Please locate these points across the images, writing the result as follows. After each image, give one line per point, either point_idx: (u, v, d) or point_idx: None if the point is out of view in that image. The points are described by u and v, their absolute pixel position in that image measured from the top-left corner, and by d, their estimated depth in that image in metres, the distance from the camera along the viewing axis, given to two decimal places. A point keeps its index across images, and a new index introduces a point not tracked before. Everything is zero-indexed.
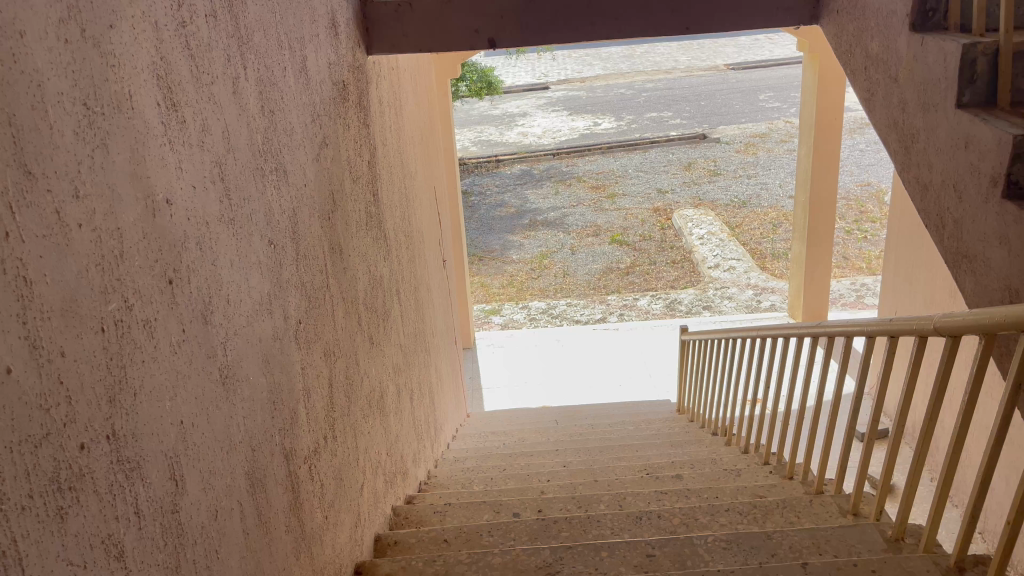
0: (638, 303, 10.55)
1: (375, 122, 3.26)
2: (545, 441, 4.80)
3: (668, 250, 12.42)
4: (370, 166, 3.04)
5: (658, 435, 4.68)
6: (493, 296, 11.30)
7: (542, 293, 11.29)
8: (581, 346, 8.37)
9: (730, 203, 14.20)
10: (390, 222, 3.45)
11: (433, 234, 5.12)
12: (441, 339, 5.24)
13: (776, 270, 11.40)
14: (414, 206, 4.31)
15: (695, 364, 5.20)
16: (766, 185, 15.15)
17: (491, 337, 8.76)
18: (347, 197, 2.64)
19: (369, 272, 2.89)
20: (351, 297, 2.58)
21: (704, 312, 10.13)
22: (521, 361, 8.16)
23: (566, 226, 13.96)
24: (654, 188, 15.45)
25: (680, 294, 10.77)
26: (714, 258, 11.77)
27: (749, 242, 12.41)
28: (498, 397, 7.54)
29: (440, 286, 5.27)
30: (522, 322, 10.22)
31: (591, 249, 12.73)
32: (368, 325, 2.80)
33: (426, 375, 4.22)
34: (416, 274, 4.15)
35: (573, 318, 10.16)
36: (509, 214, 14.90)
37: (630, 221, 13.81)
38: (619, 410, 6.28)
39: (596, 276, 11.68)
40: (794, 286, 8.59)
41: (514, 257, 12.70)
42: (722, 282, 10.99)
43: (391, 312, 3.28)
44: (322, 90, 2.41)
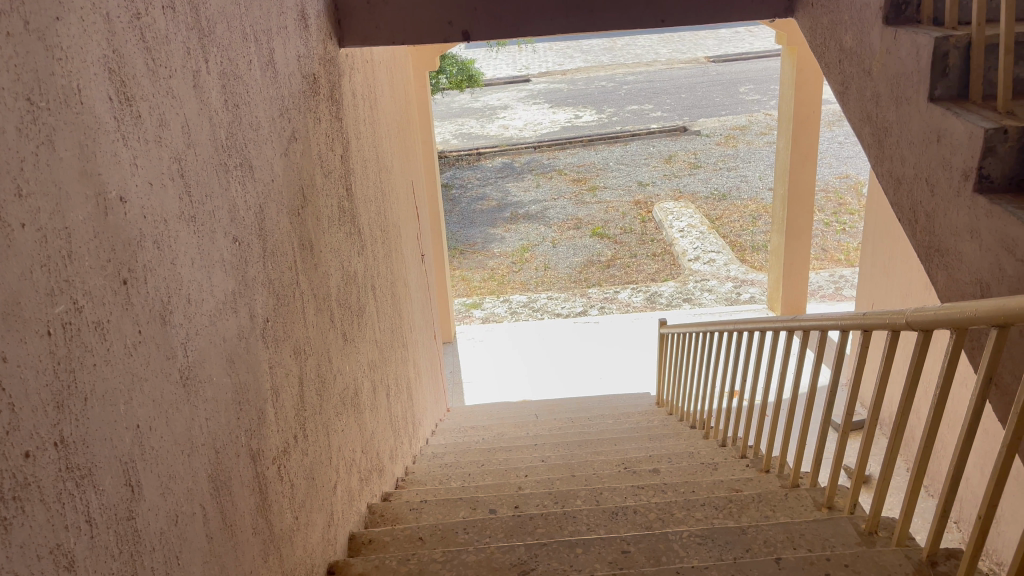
0: (619, 296, 10.57)
1: (348, 116, 3.22)
2: (523, 436, 4.78)
3: (649, 243, 12.44)
4: (342, 160, 3.00)
5: (637, 429, 4.67)
6: (474, 289, 11.27)
7: (523, 286, 11.28)
8: (562, 339, 8.37)
9: (710, 196, 14.25)
10: (364, 217, 3.41)
11: (410, 228, 5.08)
12: (420, 334, 5.21)
13: (756, 262, 11.44)
14: (390, 200, 4.28)
15: (673, 357, 5.20)
16: (746, 177, 15.20)
17: (471, 331, 8.74)
18: (318, 192, 2.60)
19: (341, 268, 2.85)
20: (322, 294, 2.54)
21: (684, 305, 10.16)
22: (501, 355, 8.15)
23: (547, 220, 13.95)
24: (635, 181, 15.46)
25: (660, 286, 10.78)
26: (694, 251, 11.79)
27: (729, 235, 12.45)
28: (478, 391, 7.52)
29: (418, 281, 5.24)
30: (503, 316, 10.20)
31: (572, 243, 12.74)
32: (341, 321, 2.76)
33: (403, 370, 4.19)
34: (392, 269, 4.12)
35: (554, 311, 10.16)
36: (490, 207, 14.87)
37: (611, 214, 13.82)
38: (599, 403, 6.27)
39: (577, 269, 11.68)
40: (773, 277, 8.62)
41: (495, 251, 12.69)
42: (702, 275, 11.03)
43: (365, 308, 3.24)
44: (291, 83, 2.37)
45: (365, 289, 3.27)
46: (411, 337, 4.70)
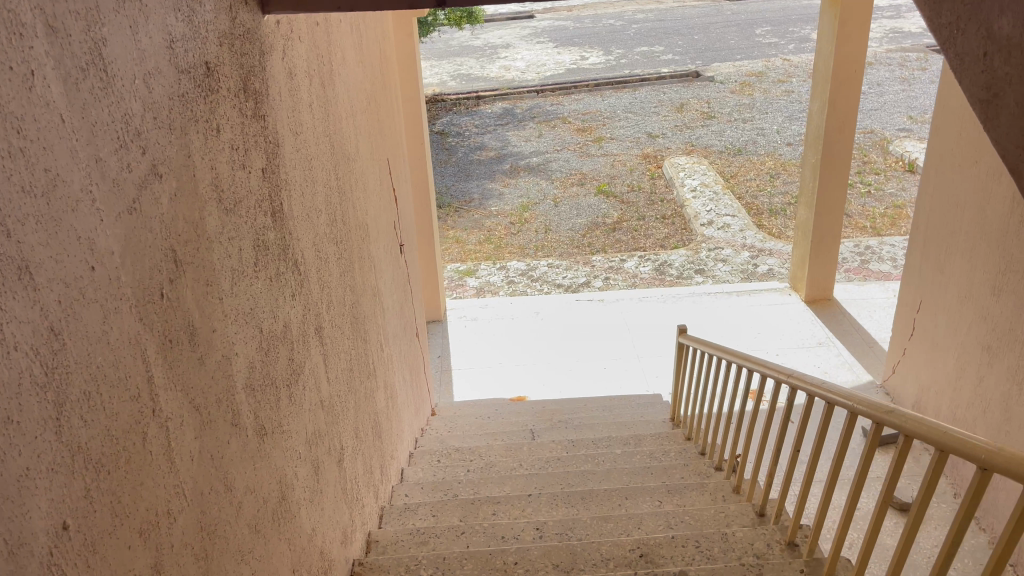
0: (626, 265, 9.73)
1: (280, 106, 2.36)
2: (516, 473, 4.04)
3: (658, 204, 11.56)
4: (264, 175, 2.15)
5: (652, 469, 3.92)
6: (469, 254, 10.43)
7: (522, 251, 10.44)
8: (563, 321, 7.61)
9: (724, 150, 13.28)
10: (305, 238, 2.57)
11: (385, 219, 4.24)
12: (396, 342, 4.43)
13: (775, 228, 10.56)
14: (354, 192, 3.43)
15: (693, 373, 4.41)
16: (763, 130, 14.18)
17: (464, 308, 7.98)
18: (213, 240, 1.77)
19: (257, 333, 2.04)
20: (217, 395, 1.73)
21: (696, 276, 9.34)
22: (495, 338, 7.40)
23: (550, 174, 13.02)
24: (644, 132, 14.45)
25: (670, 254, 9.94)
26: (708, 214, 10.90)
27: (745, 197, 11.54)
28: (469, 383, 6.78)
29: (394, 277, 4.45)
30: (499, 286, 9.39)
31: (575, 201, 11.86)
32: (255, 413, 1.96)
33: (368, 405, 3.43)
34: (354, 281, 3.32)
35: (554, 282, 9.35)
36: (489, 158, 13.91)
37: (618, 169, 12.89)
38: (603, 410, 5.52)
39: (580, 233, 10.83)
40: (796, 256, 7.81)
41: (493, 209, 11.80)
42: (715, 242, 10.18)
43: (305, 365, 2.45)
44: (155, 88, 1.52)
45: (305, 339, 2.47)
46: (383, 355, 3.94)
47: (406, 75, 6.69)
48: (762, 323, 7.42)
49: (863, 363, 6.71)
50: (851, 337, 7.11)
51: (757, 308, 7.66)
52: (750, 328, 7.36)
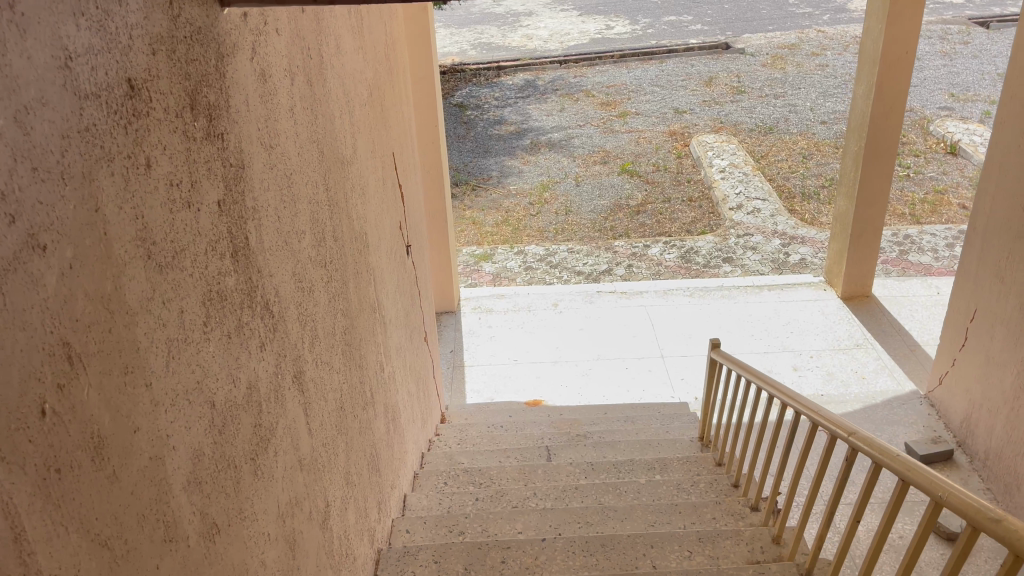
0: (650, 251, 9.27)
1: (247, 119, 1.95)
2: (529, 507, 3.67)
3: (684, 185, 11.05)
4: (220, 210, 1.75)
5: (680, 507, 3.54)
6: (485, 236, 10.02)
7: (541, 234, 10.00)
8: (583, 316, 7.21)
9: (754, 128, 12.69)
10: (282, 272, 2.17)
11: (389, 223, 3.84)
12: (402, 355, 4.06)
13: (808, 214, 10.04)
14: (348, 200, 3.02)
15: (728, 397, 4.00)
16: (795, 107, 13.53)
17: (479, 299, 7.58)
18: (138, 311, 1.37)
19: (208, 409, 1.64)
20: (139, 514, 1.35)
21: (724, 265, 8.87)
22: (511, 333, 7.02)
23: (571, 150, 12.52)
24: (670, 108, 13.86)
25: (697, 240, 9.46)
26: (737, 196, 10.40)
27: (776, 178, 11.00)
28: (481, 382, 6.41)
29: (399, 284, 4.06)
30: (516, 273, 8.97)
31: (597, 181, 11.37)
32: (200, 515, 1.58)
33: (364, 440, 3.06)
34: (347, 303, 2.93)
35: (574, 269, 8.92)
36: (509, 133, 13.41)
37: (643, 147, 12.36)
38: (624, 421, 5.12)
39: (602, 215, 10.37)
40: (833, 250, 7.32)
41: (512, 188, 11.35)
42: (744, 227, 9.68)
43: (276, 425, 2.06)
44: (39, 126, 1.12)
45: (277, 394, 2.08)
46: (385, 376, 3.56)
47: (415, 52, 6.28)
48: (794, 321, 6.97)
49: (904, 368, 6.26)
50: (891, 338, 6.65)
51: (789, 305, 7.20)
52: (782, 326, 6.92)
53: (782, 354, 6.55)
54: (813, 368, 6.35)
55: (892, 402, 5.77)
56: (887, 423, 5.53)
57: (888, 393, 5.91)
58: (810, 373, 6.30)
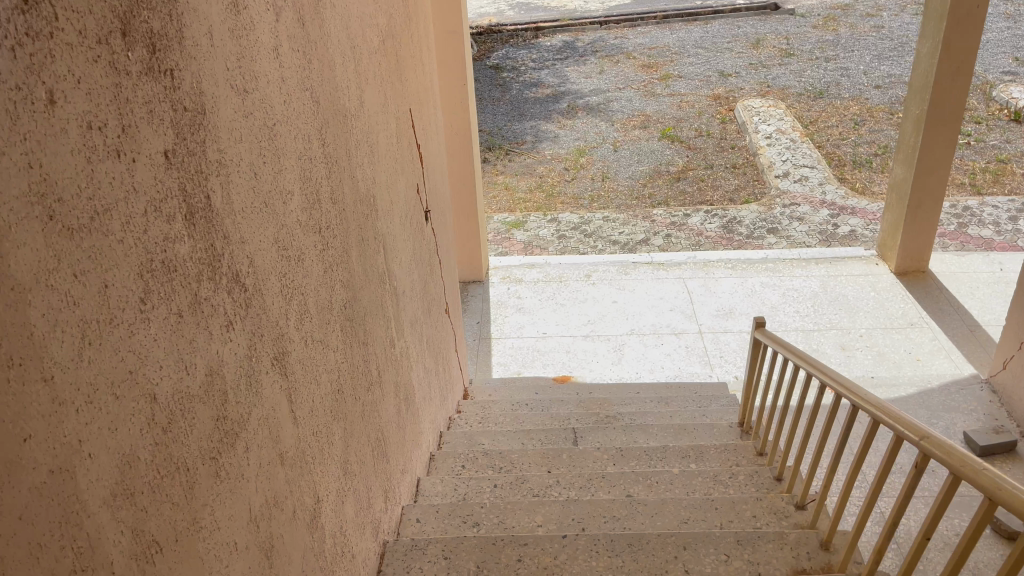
0: (690, 220, 8.85)
1: (210, 57, 1.64)
2: (551, 498, 3.38)
3: (728, 151, 10.55)
4: (168, 164, 1.45)
5: (717, 503, 3.22)
6: (518, 202, 9.68)
7: (575, 200, 9.63)
8: (618, 288, 6.86)
9: (804, 92, 12.08)
10: (259, 239, 1.87)
11: (404, 185, 3.52)
12: (418, 329, 3.77)
13: (859, 183, 9.49)
14: (352, 158, 2.71)
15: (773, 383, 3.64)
16: (847, 70, 12.84)
17: (509, 268, 7.27)
18: (32, 288, 1.08)
19: (146, 404, 1.35)
20: (32, 545, 1.06)
21: (768, 236, 8.42)
22: (541, 304, 6.70)
23: (610, 114, 12.04)
24: (715, 71, 13.26)
25: (740, 209, 9.02)
26: (783, 164, 9.89)
27: (826, 145, 10.43)
28: (509, 356, 6.12)
29: (416, 252, 3.75)
30: (549, 241, 8.62)
31: (636, 146, 10.92)
32: (133, 535, 1.30)
33: (366, 423, 2.77)
34: (349, 272, 2.63)
35: (609, 238, 8.55)
36: (546, 96, 12.96)
37: (685, 111, 11.85)
38: (658, 402, 4.80)
39: (640, 182, 9.95)
40: (887, 222, 6.85)
41: (547, 153, 10.96)
42: (790, 196, 9.19)
43: (248, 416, 1.77)
44: None
45: (250, 378, 1.79)
46: (396, 352, 3.27)
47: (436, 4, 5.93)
48: (843, 298, 6.53)
49: (962, 349, 5.81)
50: (948, 317, 6.19)
51: (838, 280, 6.76)
52: (829, 302, 6.49)
53: (829, 332, 6.14)
54: (863, 347, 5.93)
55: (950, 387, 5.35)
56: (944, 410, 5.12)
57: (945, 377, 5.48)
58: (860, 353, 5.88)
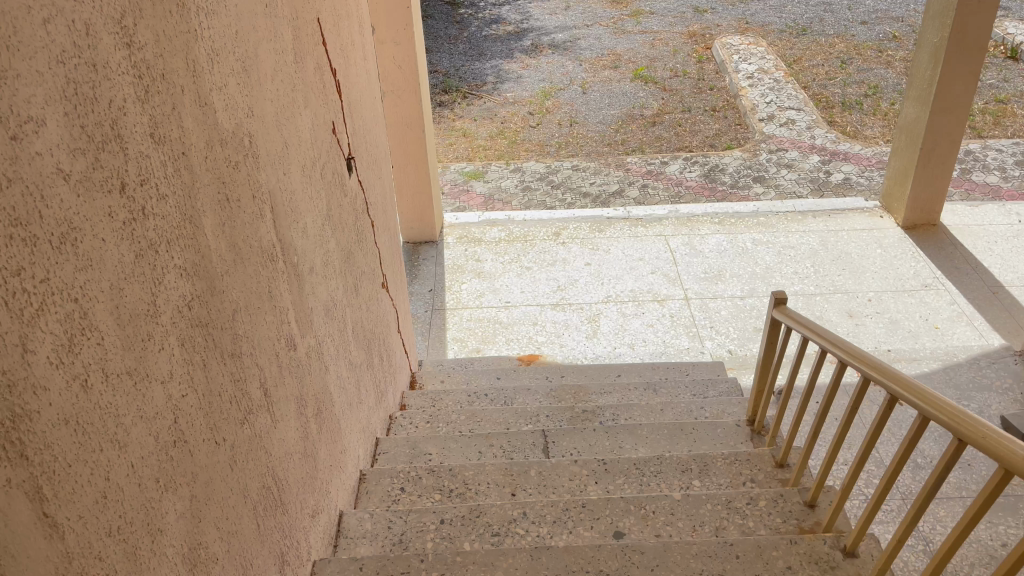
0: (668, 168, 7.99)
1: None
2: (516, 543, 2.54)
3: (706, 93, 9.61)
4: None
5: (738, 546, 2.40)
6: (477, 150, 8.71)
7: (541, 147, 8.69)
8: (591, 249, 5.99)
9: (786, 28, 11.14)
10: None
11: (308, 123, 2.56)
12: (340, 314, 2.86)
13: (850, 125, 8.65)
14: (200, 72, 1.74)
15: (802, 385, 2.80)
16: (830, 5, 11.90)
17: (466, 227, 6.34)
18: None
19: None
20: None
21: (755, 185, 7.59)
22: (504, 268, 5.82)
23: (577, 53, 11.02)
24: (690, 6, 12.25)
25: (722, 156, 8.16)
26: (768, 106, 9.03)
27: (812, 85, 9.54)
28: (466, 330, 5.24)
29: (331, 214, 2.81)
30: (513, 194, 7.71)
31: (606, 88, 9.94)
32: None
33: (239, 474, 1.86)
34: (195, 252, 1.69)
35: (578, 191, 7.66)
36: (507, 33, 11.85)
37: (658, 49, 10.87)
38: (645, 391, 3.96)
39: (612, 126, 9.03)
40: (895, 169, 6.02)
41: (509, 95, 9.95)
42: (777, 141, 8.34)
43: None
44: None
45: None
46: (298, 355, 2.35)
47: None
48: (847, 256, 5.72)
49: (987, 315, 5.06)
50: (967, 277, 5.42)
51: (840, 235, 5.95)
52: (832, 262, 5.68)
53: (834, 295, 5.34)
54: (873, 314, 5.15)
55: (980, 360, 4.59)
56: (976, 389, 4.37)
57: (971, 348, 4.73)
58: (871, 321, 5.10)
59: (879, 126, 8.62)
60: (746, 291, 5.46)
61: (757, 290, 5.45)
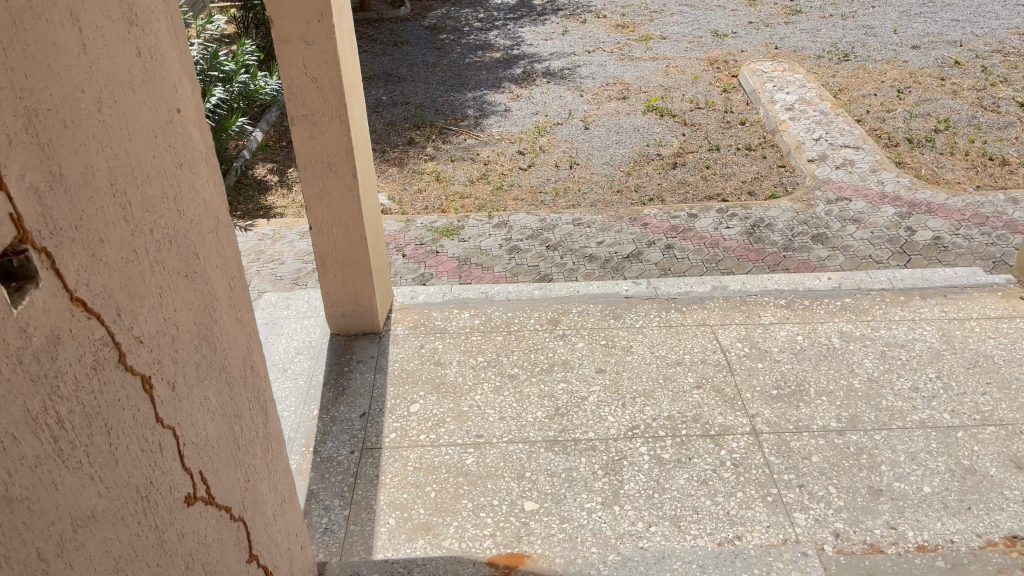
0: (697, 223, 6.14)
1: None
2: None
3: (738, 129, 7.80)
4: None
5: None
6: (453, 197, 6.88)
7: (533, 194, 6.86)
8: (603, 347, 4.09)
9: (825, 54, 9.36)
10: None
11: None
12: None
13: (924, 167, 6.80)
14: None
15: None
16: (871, 29, 10.08)
17: (427, 311, 4.45)
18: None
19: None
20: None
21: (816, 247, 5.72)
22: (476, 379, 3.91)
23: (577, 83, 9.25)
24: (706, 30, 10.52)
25: (767, 206, 6.31)
26: (816, 144, 7.21)
27: (866, 119, 7.73)
28: (411, 488, 3.30)
29: None
30: (496, 257, 5.86)
31: (612, 123, 8.14)
32: None
33: None
34: None
35: (582, 254, 5.81)
36: (494, 61, 10.10)
37: (674, 78, 9.10)
38: None
39: (623, 168, 7.21)
40: None
41: (495, 132, 8.15)
42: (836, 188, 6.49)
43: None
44: None
45: None
46: None
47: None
48: (988, 363, 3.83)
49: None
50: None
51: (968, 328, 4.08)
52: (968, 371, 3.79)
53: (985, 432, 3.44)
54: None
55: None
56: None
57: None
58: None
59: (961, 168, 6.77)
60: (844, 420, 3.56)
61: (860, 421, 3.54)
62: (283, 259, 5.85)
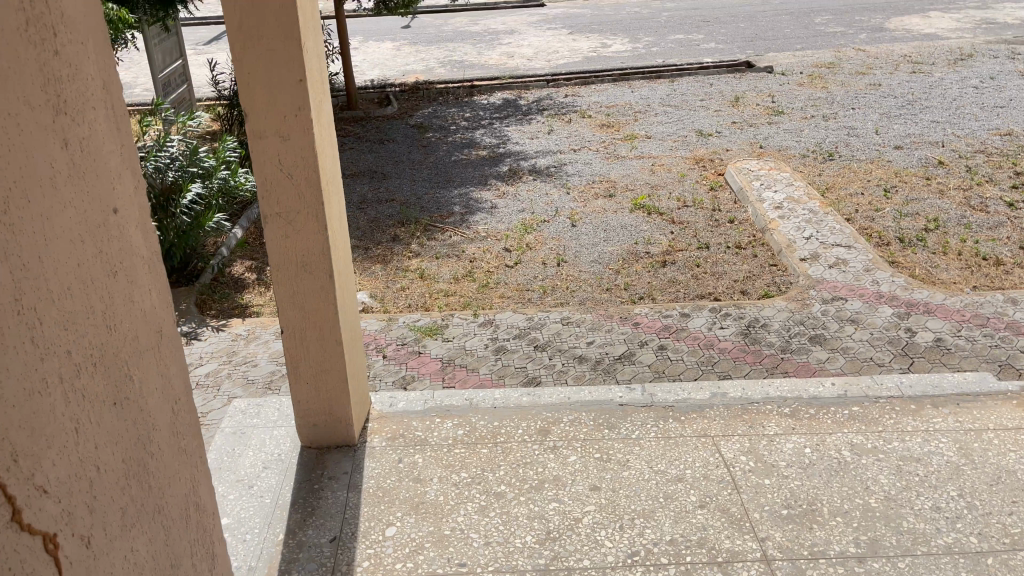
0: (691, 323, 5.92)
1: None
2: None
3: (727, 227, 7.70)
4: None
5: None
6: (437, 295, 6.65)
7: (520, 292, 6.65)
8: (597, 461, 3.78)
9: (810, 153, 9.41)
10: None
11: None
12: None
13: (918, 267, 6.67)
14: None
15: None
16: (854, 129, 10.19)
17: (406, 420, 4.13)
18: None
19: None
20: None
21: (815, 348, 5.50)
22: (459, 498, 3.57)
23: (564, 180, 9.21)
24: (691, 129, 10.61)
25: (761, 306, 6.12)
26: (807, 242, 7.10)
27: (856, 218, 7.66)
28: None
29: None
30: (481, 358, 5.59)
31: (599, 220, 8.04)
32: None
33: None
34: None
35: (572, 356, 5.55)
36: (480, 158, 10.10)
37: (661, 177, 9.07)
38: None
39: (612, 266, 7.05)
40: None
41: (481, 228, 8.01)
42: (830, 287, 6.33)
43: None
44: None
45: None
46: None
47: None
48: (1013, 479, 3.55)
49: None
50: None
51: (986, 440, 3.81)
52: (991, 489, 3.50)
53: (1018, 559, 3.13)
54: None
55: None
56: None
57: None
58: None
59: (955, 267, 6.65)
60: (863, 544, 3.24)
61: (881, 546, 3.22)
62: (256, 360, 5.55)
